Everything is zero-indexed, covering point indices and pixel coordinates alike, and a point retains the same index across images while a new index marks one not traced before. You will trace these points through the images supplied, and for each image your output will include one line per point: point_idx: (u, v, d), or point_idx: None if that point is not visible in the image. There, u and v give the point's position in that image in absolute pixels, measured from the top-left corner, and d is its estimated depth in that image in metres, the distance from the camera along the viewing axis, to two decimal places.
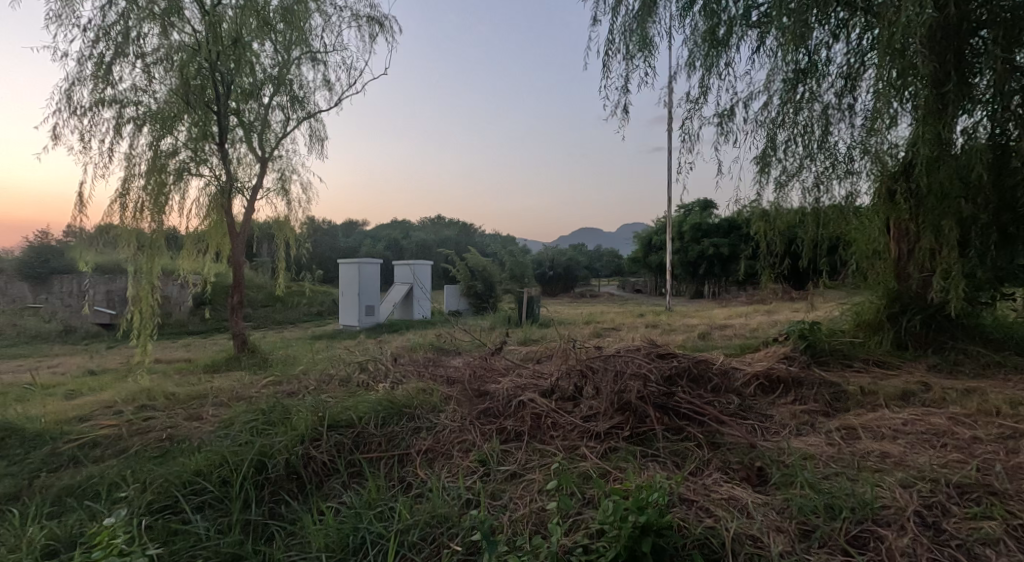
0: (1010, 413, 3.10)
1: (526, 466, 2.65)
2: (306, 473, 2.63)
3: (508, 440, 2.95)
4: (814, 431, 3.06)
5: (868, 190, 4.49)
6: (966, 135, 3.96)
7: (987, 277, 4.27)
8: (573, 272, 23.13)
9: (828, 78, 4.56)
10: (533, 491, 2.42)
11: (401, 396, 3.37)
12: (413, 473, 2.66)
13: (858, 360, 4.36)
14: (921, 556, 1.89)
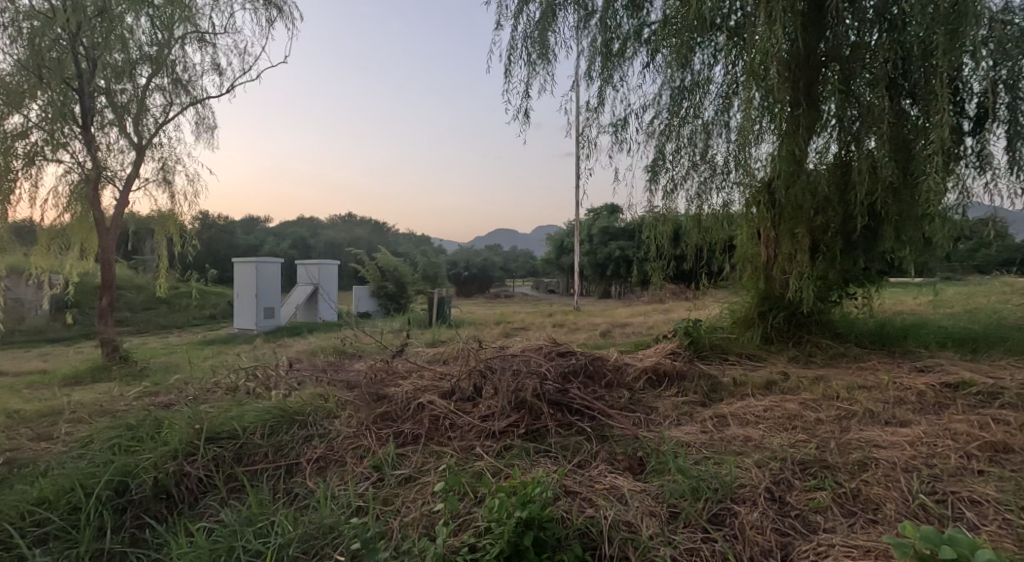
0: (848, 396, 3.54)
1: (422, 469, 2.67)
2: (177, 491, 2.49)
3: (404, 443, 2.95)
4: (691, 421, 3.35)
5: (741, 199, 4.95)
6: (818, 154, 4.48)
7: (834, 278, 4.85)
8: (488, 272, 23.14)
9: (710, 96, 4.96)
10: (425, 493, 2.45)
11: (293, 403, 3.26)
12: (303, 483, 2.60)
13: (732, 354, 4.79)
14: (766, 527, 2.15)
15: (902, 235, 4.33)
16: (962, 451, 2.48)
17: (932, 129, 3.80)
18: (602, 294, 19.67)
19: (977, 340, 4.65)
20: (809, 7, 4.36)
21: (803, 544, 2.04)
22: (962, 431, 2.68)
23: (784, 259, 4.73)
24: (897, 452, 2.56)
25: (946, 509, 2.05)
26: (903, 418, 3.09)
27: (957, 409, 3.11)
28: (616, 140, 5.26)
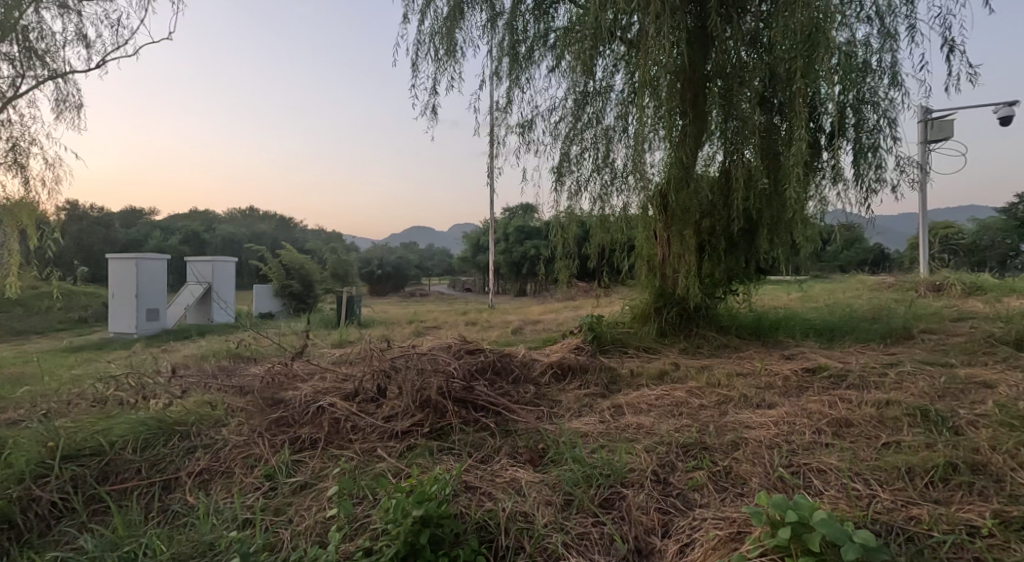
0: (728, 383, 3.85)
1: (318, 474, 2.60)
2: (26, 520, 2.28)
3: (300, 449, 2.85)
4: (591, 412, 3.49)
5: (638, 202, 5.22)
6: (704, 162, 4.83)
7: (719, 275, 5.23)
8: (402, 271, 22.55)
9: (611, 102, 5.17)
10: (320, 499, 2.39)
11: (175, 413, 3.05)
12: (183, 499, 2.45)
13: (630, 347, 5.05)
14: (652, 507, 2.30)
15: (773, 238, 4.76)
16: (816, 428, 2.79)
17: (794, 143, 4.23)
18: (516, 291, 19.78)
19: (834, 330, 5.23)
20: (694, 25, 4.67)
21: (682, 521, 2.21)
22: (817, 410, 3.01)
23: (674, 258, 5.05)
24: (763, 432, 2.83)
25: (799, 479, 2.30)
26: (772, 400, 3.42)
27: (814, 390, 3.49)
28: (523, 141, 5.36)
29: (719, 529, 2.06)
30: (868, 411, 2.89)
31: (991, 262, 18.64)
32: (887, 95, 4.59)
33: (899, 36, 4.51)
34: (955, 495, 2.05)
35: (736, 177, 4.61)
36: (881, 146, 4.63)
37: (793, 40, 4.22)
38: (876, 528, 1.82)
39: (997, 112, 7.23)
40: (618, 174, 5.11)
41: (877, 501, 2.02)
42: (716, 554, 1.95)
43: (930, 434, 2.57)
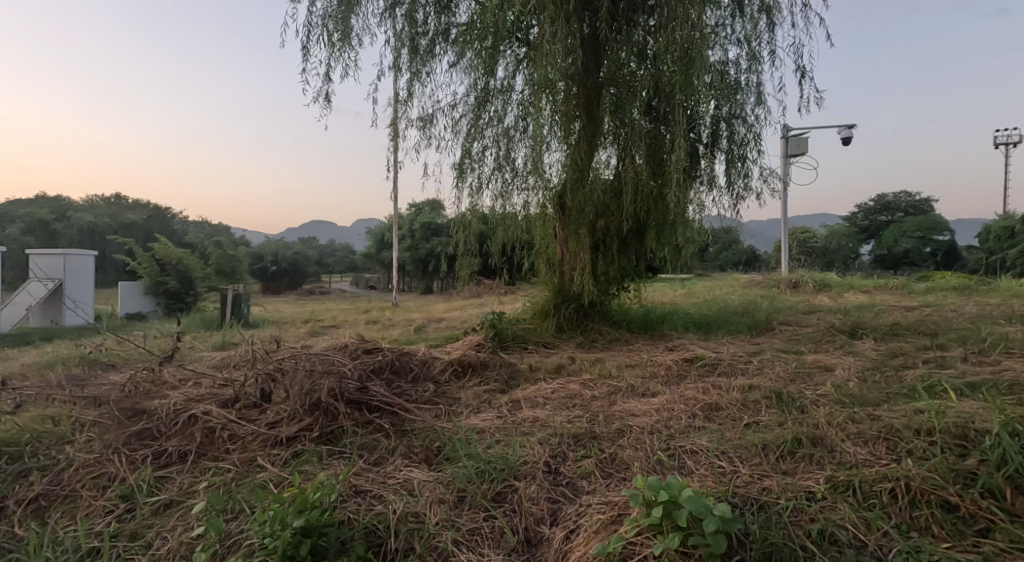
0: (617, 374, 4.04)
1: (187, 490, 2.42)
2: None
3: (167, 465, 2.64)
4: (489, 408, 3.51)
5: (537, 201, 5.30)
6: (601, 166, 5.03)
7: (612, 273, 5.45)
8: (300, 268, 21.30)
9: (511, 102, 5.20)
10: (187, 518, 2.24)
11: (4, 434, 2.77)
12: (9, 530, 2.25)
13: (530, 343, 5.15)
14: (542, 497, 2.36)
15: (660, 238, 5.05)
16: (692, 413, 3.02)
17: (676, 151, 4.51)
18: (421, 290, 19.28)
19: (711, 323, 5.66)
20: (587, 32, 4.82)
21: (570, 507, 2.29)
22: (692, 397, 3.26)
23: (570, 257, 5.21)
24: (647, 419, 3.01)
25: (676, 461, 2.48)
26: (655, 389, 3.64)
27: (692, 378, 3.78)
28: (425, 135, 5.29)
29: (601, 513, 2.16)
30: (736, 396, 3.17)
31: (841, 262, 21.08)
32: (753, 112, 5.04)
33: (763, 59, 4.95)
34: (801, 466, 2.31)
35: (626, 181, 4.84)
36: (749, 157, 5.08)
37: (675, 55, 4.49)
38: (734, 501, 2.01)
39: (842, 132, 8.19)
40: (518, 172, 5.14)
41: (738, 476, 2.24)
42: (598, 537, 2.05)
43: (783, 413, 2.86)
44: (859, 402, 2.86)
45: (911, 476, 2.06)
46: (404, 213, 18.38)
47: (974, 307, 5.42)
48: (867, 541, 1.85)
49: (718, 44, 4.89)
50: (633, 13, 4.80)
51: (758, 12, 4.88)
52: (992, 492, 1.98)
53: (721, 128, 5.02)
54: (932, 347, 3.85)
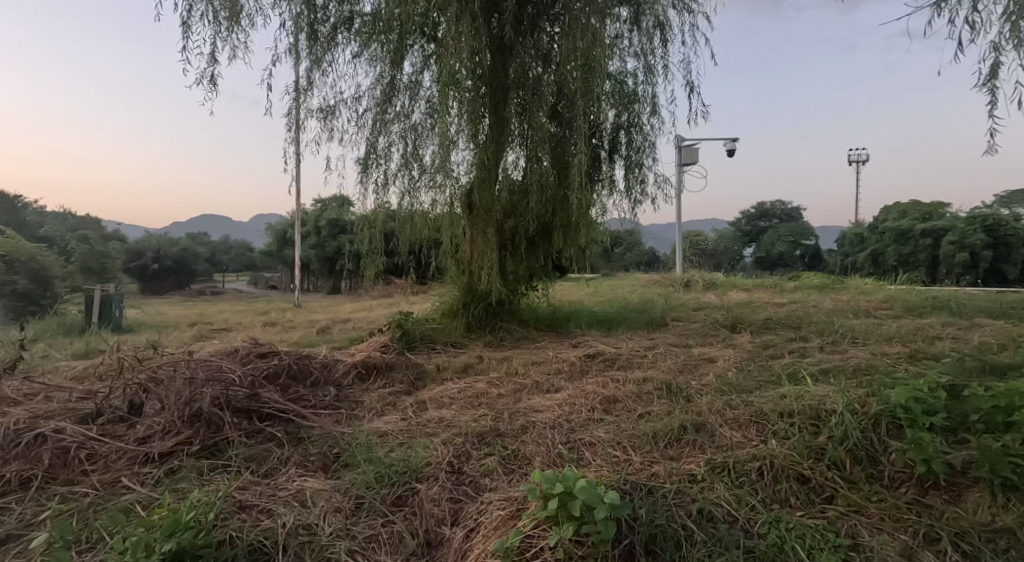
0: (523, 371, 4.09)
1: (30, 521, 2.19)
2: None
3: (7, 493, 2.38)
4: (393, 410, 3.43)
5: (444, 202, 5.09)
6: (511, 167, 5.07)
7: (521, 272, 5.48)
8: (188, 266, 19.74)
9: (419, 98, 5.07)
10: (31, 552, 2.02)
11: None
12: None
13: (438, 342, 5.10)
14: (443, 498, 2.35)
15: (566, 239, 5.18)
16: (591, 406, 3.14)
17: (578, 154, 4.66)
18: (327, 289, 18.50)
19: (613, 320, 5.89)
20: (493, 34, 4.85)
21: (470, 506, 2.30)
22: (592, 391, 3.38)
23: (478, 257, 5.20)
24: (550, 415, 3.07)
25: (574, 453, 2.56)
26: (558, 385, 3.73)
27: (592, 373, 3.93)
28: (327, 127, 5.10)
29: (499, 510, 2.19)
30: (631, 389, 3.33)
31: (728, 263, 22.77)
32: (649, 122, 5.33)
33: (657, 72, 5.25)
34: (686, 451, 2.47)
35: (533, 182, 4.91)
36: (645, 163, 5.36)
37: (577, 62, 4.63)
38: (625, 488, 2.12)
39: (727, 144, 8.85)
40: (426, 170, 4.98)
41: (630, 465, 2.37)
42: (497, 534, 2.08)
43: (672, 403, 3.05)
44: (737, 389, 3.12)
45: (775, 455, 2.26)
46: (306, 210, 17.62)
47: (831, 303, 6.06)
48: (737, 516, 2.02)
49: (616, 55, 5.12)
50: (539, 19, 4.87)
51: (653, 27, 5.17)
52: (837, 464, 2.23)
53: (620, 135, 5.26)
54: (798, 338, 4.27)
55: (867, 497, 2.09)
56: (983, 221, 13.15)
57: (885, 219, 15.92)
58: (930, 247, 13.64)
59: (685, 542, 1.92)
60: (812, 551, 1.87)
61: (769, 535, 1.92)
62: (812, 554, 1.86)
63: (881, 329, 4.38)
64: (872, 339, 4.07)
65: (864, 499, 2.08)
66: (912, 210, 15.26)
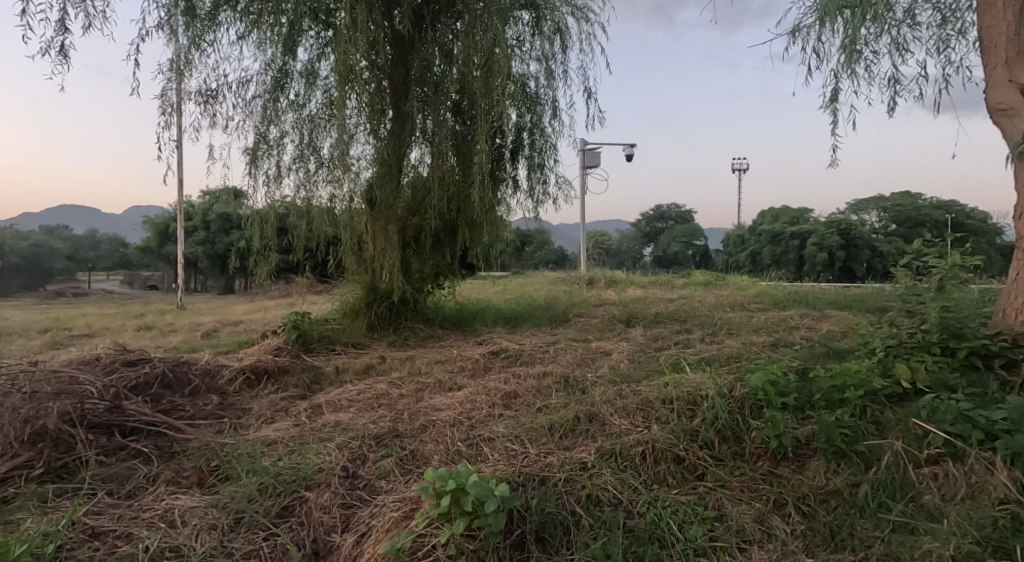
0: (426, 370, 4.02)
1: None
2: None
3: None
4: (284, 416, 3.24)
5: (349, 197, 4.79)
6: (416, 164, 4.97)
7: (425, 270, 5.39)
8: (47, 266, 17.58)
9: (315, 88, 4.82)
10: None
11: None
12: None
13: (339, 344, 4.90)
14: (333, 504, 2.27)
15: (471, 237, 5.14)
16: (491, 403, 3.16)
17: (480, 153, 4.65)
18: (216, 290, 17.24)
19: (518, 317, 5.96)
20: (393, 28, 4.74)
21: (363, 511, 2.23)
22: (494, 387, 3.41)
23: (379, 255, 5.03)
24: (450, 413, 3.05)
25: (473, 450, 2.57)
26: (461, 382, 3.70)
27: (494, 370, 3.96)
28: (209, 112, 4.74)
29: (392, 511, 2.14)
30: (531, 384, 3.39)
31: (627, 262, 23.86)
32: (550, 124, 5.44)
33: (558, 76, 5.36)
34: (580, 441, 2.56)
35: (436, 180, 4.83)
36: (547, 164, 5.47)
37: (479, 61, 4.63)
38: (519, 480, 2.16)
39: (625, 149, 9.28)
40: (323, 163, 4.73)
41: (527, 458, 2.41)
42: (389, 536, 2.04)
43: (569, 396, 3.15)
44: (627, 379, 3.28)
45: (656, 440, 2.39)
46: (190, 206, 16.33)
47: (713, 298, 6.55)
48: (622, 498, 2.12)
49: (517, 57, 5.19)
50: (440, 15, 4.81)
51: (554, 33, 5.27)
52: (708, 444, 2.41)
53: (523, 137, 5.33)
54: (684, 331, 4.56)
55: (731, 471, 2.27)
56: (838, 225, 14.81)
57: (761, 222, 17.44)
58: (797, 248, 15.10)
59: (574, 528, 2.00)
60: (684, 525, 2.01)
61: (648, 513, 2.04)
62: (683, 528, 2.00)
63: (752, 321, 4.80)
64: (745, 330, 4.44)
65: (729, 474, 2.26)
66: (783, 215, 16.87)
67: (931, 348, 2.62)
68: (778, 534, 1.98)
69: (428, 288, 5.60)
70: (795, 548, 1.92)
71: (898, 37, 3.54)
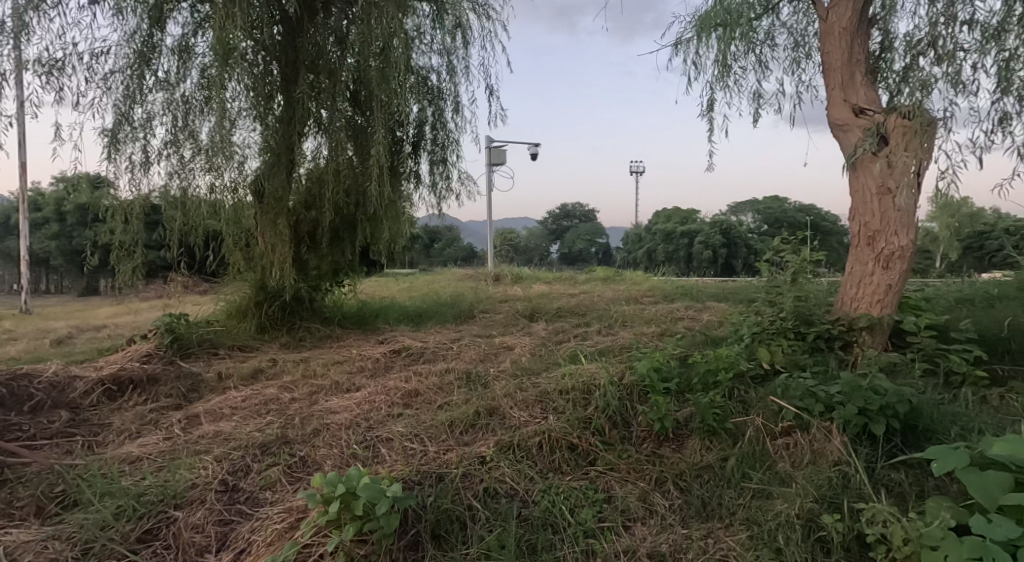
0: (322, 371, 3.88)
1: None
2: None
3: None
4: (153, 430, 3.00)
5: (236, 188, 4.30)
6: (312, 156, 4.72)
7: (321, 267, 5.20)
8: None
9: (189, 67, 4.43)
10: None
11: None
12: None
13: (223, 348, 4.61)
14: (206, 523, 2.15)
15: (373, 234, 4.99)
16: (391, 402, 3.13)
17: (376, 145, 4.49)
18: None
19: (423, 315, 5.91)
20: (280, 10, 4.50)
21: (242, 526, 2.13)
22: (394, 386, 3.37)
23: (267, 252, 4.73)
24: (346, 414, 2.98)
25: (369, 452, 2.53)
26: (359, 383, 3.61)
27: (396, 369, 3.91)
28: (53, 85, 4.25)
29: (276, 523, 2.07)
30: (432, 381, 3.38)
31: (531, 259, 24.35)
32: (453, 119, 5.42)
33: (460, 71, 5.27)
34: (480, 436, 2.61)
35: (331, 172, 4.60)
36: (449, 159, 5.45)
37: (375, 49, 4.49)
38: (417, 479, 2.18)
39: (529, 148, 9.46)
40: (200, 149, 4.30)
41: (426, 456, 2.42)
42: (270, 550, 1.97)
43: (470, 391, 3.19)
44: (527, 372, 3.38)
45: (553, 430, 2.49)
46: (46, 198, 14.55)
47: (611, 292, 6.86)
48: (518, 488, 2.19)
49: (417, 50, 5.12)
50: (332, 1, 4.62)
51: (455, 27, 5.17)
52: (600, 430, 2.53)
53: (424, 131, 5.29)
54: (582, 324, 4.76)
55: (619, 455, 2.42)
56: (721, 226, 16.06)
57: (655, 222, 18.49)
58: (686, 247, 16.19)
59: (470, 521, 2.05)
60: (576, 509, 2.11)
61: (543, 501, 2.12)
62: (575, 512, 2.10)
63: (644, 313, 5.10)
64: (637, 322, 4.71)
65: (617, 457, 2.40)
66: (675, 216, 18.00)
67: (788, 333, 2.94)
68: (659, 510, 2.14)
69: (324, 288, 5.40)
70: (672, 522, 2.09)
71: (761, 57, 3.91)
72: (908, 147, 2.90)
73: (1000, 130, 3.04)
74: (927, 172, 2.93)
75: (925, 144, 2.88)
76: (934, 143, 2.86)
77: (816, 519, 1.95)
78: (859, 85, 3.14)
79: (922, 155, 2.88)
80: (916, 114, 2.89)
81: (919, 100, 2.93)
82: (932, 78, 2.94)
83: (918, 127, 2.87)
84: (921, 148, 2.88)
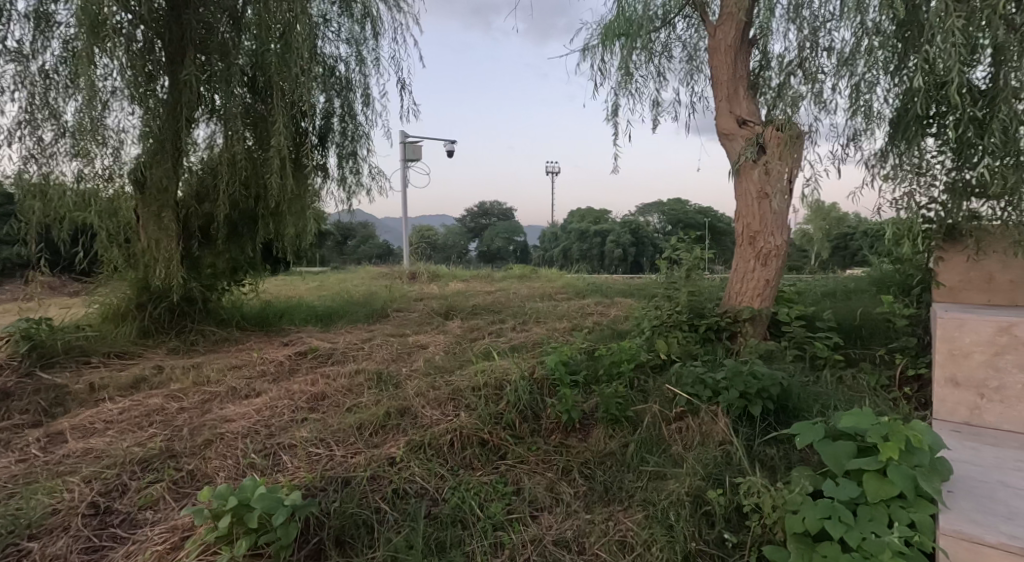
0: (216, 378, 3.63)
1: None
2: None
3: None
4: (6, 452, 2.69)
5: (108, 175, 3.98)
6: (207, 143, 4.37)
7: (216, 266, 4.87)
8: None
9: (50, 37, 3.95)
10: None
11: None
12: None
13: (97, 355, 4.21)
14: (70, 553, 1.97)
15: (275, 230, 4.75)
16: (295, 407, 2.99)
17: (275, 135, 4.26)
18: None
19: (333, 315, 5.69)
20: None
21: (116, 552, 1.96)
22: (299, 390, 3.23)
23: (148, 247, 4.36)
24: (243, 422, 2.81)
25: (268, 460, 2.40)
26: (260, 388, 3.42)
27: (301, 372, 3.74)
28: None
29: (156, 544, 1.94)
30: (340, 383, 3.27)
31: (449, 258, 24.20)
32: (363, 112, 5.28)
33: (371, 62, 5.16)
34: (390, 436, 2.56)
35: (225, 161, 4.29)
36: (360, 153, 5.30)
37: (275, 33, 4.24)
38: (321, 486, 2.11)
39: (446, 145, 9.39)
40: (66, 131, 3.89)
41: (330, 461, 2.34)
42: None
43: (380, 392, 3.12)
44: (440, 371, 3.35)
45: (464, 427, 2.48)
46: None
47: (527, 289, 6.94)
48: (428, 486, 2.17)
49: (325, 38, 4.94)
50: None
51: (366, 17, 5.04)
52: (510, 425, 2.56)
53: (332, 122, 5.12)
54: (497, 321, 4.78)
55: (528, 448, 2.46)
56: (631, 226, 16.73)
57: (570, 222, 18.97)
58: (599, 246, 16.73)
59: (378, 524, 2.00)
60: (485, 503, 2.12)
61: (453, 497, 2.11)
62: (484, 506, 2.11)
63: (556, 309, 5.21)
64: (549, 318, 4.80)
65: (526, 450, 2.44)
66: (588, 216, 18.56)
67: (682, 326, 3.13)
68: (564, 498, 2.20)
69: (219, 289, 5.06)
70: (576, 508, 2.15)
71: (659, 68, 4.11)
72: (781, 157, 3.16)
73: (853, 145, 3.25)
74: (796, 183, 3.21)
75: (794, 155, 3.16)
76: (801, 154, 3.16)
77: (703, 494, 2.07)
78: (742, 99, 3.39)
79: (791, 164, 3.17)
80: (787, 128, 3.14)
81: (791, 115, 3.13)
82: (801, 95, 3.13)
83: (787, 139, 3.13)
84: (791, 158, 3.17)
